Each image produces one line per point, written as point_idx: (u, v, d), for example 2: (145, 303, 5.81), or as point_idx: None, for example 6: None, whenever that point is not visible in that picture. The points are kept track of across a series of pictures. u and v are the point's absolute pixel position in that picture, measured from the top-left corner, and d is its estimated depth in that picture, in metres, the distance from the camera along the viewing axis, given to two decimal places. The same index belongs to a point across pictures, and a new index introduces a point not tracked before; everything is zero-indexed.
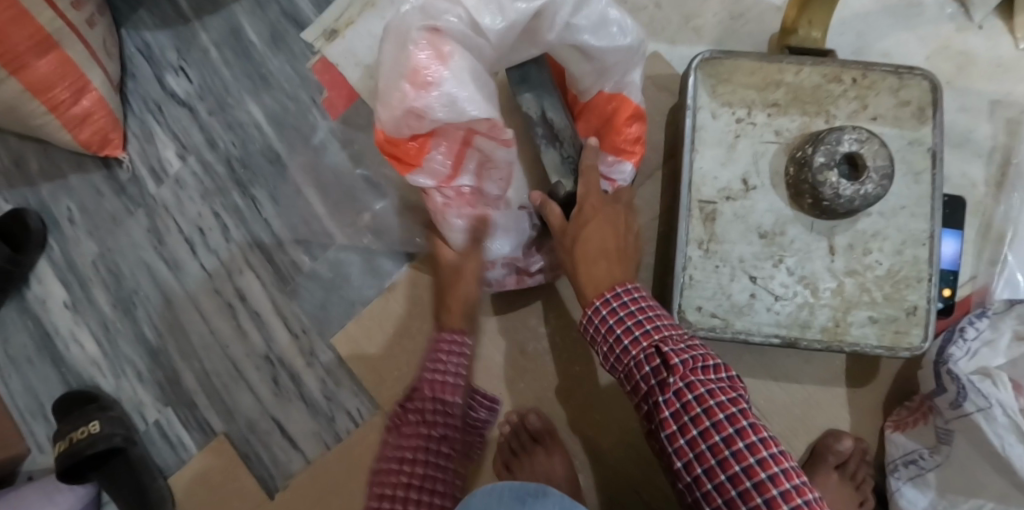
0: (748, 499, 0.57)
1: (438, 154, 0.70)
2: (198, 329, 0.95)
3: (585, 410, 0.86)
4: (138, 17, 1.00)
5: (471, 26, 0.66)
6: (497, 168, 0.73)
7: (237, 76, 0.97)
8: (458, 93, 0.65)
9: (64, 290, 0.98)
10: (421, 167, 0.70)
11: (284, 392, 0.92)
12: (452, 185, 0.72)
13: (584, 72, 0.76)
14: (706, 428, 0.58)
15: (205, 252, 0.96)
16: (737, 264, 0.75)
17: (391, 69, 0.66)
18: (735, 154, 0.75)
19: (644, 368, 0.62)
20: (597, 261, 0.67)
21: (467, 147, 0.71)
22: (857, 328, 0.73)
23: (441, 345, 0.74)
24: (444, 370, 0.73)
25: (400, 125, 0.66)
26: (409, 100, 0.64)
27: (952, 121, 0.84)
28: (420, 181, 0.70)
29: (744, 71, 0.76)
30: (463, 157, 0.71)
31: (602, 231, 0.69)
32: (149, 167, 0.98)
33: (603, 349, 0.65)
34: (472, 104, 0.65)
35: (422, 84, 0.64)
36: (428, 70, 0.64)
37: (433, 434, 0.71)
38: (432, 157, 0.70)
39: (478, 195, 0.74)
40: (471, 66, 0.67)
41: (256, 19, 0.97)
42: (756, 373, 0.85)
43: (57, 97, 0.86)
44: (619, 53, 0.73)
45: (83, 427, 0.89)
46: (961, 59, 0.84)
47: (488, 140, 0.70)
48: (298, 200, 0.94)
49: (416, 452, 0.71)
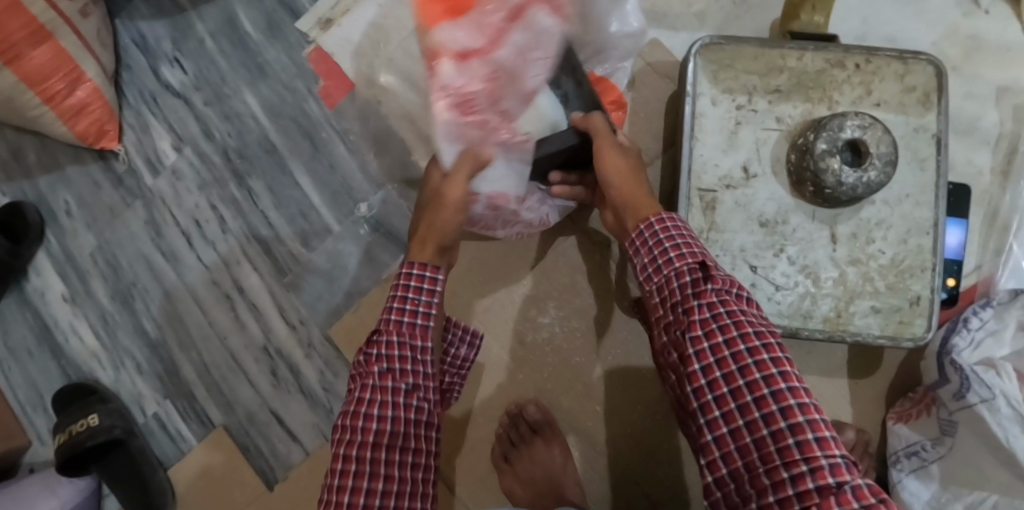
0: (771, 423, 0.52)
1: (488, 14, 0.63)
2: (196, 321, 0.95)
3: (583, 401, 0.86)
4: (133, 7, 0.99)
5: None
6: (539, 51, 0.65)
7: (233, 66, 0.96)
8: None
9: (63, 282, 0.98)
10: (457, 17, 0.63)
11: (283, 384, 0.92)
12: (484, 60, 0.64)
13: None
14: (739, 351, 0.54)
15: (203, 243, 0.95)
16: (738, 253, 0.73)
17: None
18: (736, 142, 0.74)
19: (685, 276, 0.57)
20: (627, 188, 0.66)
21: (518, 16, 0.64)
22: (860, 318, 0.72)
23: (401, 283, 0.63)
24: (411, 312, 0.62)
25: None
26: None
27: (957, 107, 0.82)
28: (452, 32, 0.62)
29: (745, 57, 0.75)
30: (508, 28, 0.64)
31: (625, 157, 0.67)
32: (147, 158, 0.97)
33: (645, 261, 0.61)
34: None
35: None
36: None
37: (403, 385, 0.59)
38: (477, 13, 0.63)
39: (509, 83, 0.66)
40: None
41: (252, 8, 0.96)
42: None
43: (52, 88, 0.86)
44: (623, 34, 0.73)
45: (82, 420, 0.88)
46: (967, 45, 0.83)
47: (542, 11, 0.64)
48: (296, 190, 0.94)
49: (385, 407, 0.58)
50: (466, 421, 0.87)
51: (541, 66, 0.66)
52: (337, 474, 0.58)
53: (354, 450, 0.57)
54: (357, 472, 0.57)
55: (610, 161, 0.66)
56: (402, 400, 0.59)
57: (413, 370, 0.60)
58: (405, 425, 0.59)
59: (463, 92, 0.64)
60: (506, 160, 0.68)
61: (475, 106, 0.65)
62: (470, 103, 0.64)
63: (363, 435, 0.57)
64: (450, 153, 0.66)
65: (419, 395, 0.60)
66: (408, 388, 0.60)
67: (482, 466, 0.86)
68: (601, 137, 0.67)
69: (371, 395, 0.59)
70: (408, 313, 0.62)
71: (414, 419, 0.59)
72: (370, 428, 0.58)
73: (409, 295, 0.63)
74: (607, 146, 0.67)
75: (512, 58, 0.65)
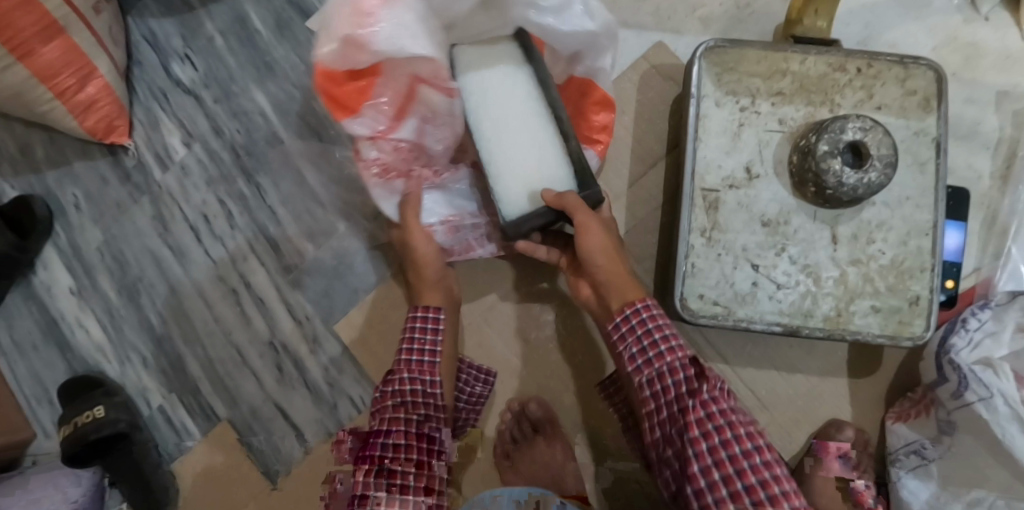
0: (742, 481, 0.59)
1: (382, 103, 0.71)
2: (202, 315, 0.96)
3: (585, 397, 0.86)
4: (144, 5, 1.00)
5: None
6: (439, 121, 0.73)
7: (242, 64, 0.97)
8: (402, 35, 0.63)
9: (69, 276, 0.98)
10: (357, 111, 0.71)
11: (288, 378, 0.93)
12: (389, 137, 0.73)
13: (518, 119, 0.72)
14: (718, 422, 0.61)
15: (210, 238, 0.96)
16: (740, 252, 0.75)
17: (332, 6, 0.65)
18: (739, 144, 0.75)
19: (678, 373, 0.64)
20: (611, 262, 0.72)
21: (411, 96, 0.71)
22: (860, 317, 0.73)
23: (415, 323, 0.76)
24: (420, 350, 0.74)
25: (339, 59, 0.66)
26: (348, 31, 0.63)
27: (957, 112, 0.83)
28: (354, 127, 0.71)
29: (749, 60, 0.76)
30: (406, 107, 0.72)
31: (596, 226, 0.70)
32: (155, 154, 0.98)
33: (633, 348, 0.67)
34: (411, 41, 0.64)
35: (365, 15, 0.63)
36: (371, 2, 0.63)
37: (414, 417, 0.70)
38: (373, 103, 0.71)
39: (416, 148, 0.76)
40: (418, 11, 0.65)
41: (261, 7, 0.97)
42: (761, 363, 0.85)
43: (63, 84, 0.87)
44: (577, 34, 0.71)
45: (88, 412, 0.89)
46: (967, 52, 0.84)
47: (431, 89, 0.70)
48: (303, 188, 0.95)
49: (398, 437, 0.68)
50: None
51: (445, 131, 0.74)
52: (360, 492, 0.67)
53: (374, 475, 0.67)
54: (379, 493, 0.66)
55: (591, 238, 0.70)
56: (413, 429, 0.69)
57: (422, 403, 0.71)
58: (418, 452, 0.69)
59: (378, 163, 0.75)
60: (442, 191, 0.81)
61: (393, 169, 0.76)
62: (388, 169, 0.76)
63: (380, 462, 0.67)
64: (390, 207, 0.78)
65: (429, 425, 0.71)
66: (419, 419, 0.70)
67: (482, 461, 0.87)
68: (579, 215, 0.69)
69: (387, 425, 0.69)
70: (416, 350, 0.74)
71: (426, 445, 0.69)
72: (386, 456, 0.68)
73: (416, 334, 0.75)
74: (584, 216, 0.69)
75: (414, 132, 0.74)
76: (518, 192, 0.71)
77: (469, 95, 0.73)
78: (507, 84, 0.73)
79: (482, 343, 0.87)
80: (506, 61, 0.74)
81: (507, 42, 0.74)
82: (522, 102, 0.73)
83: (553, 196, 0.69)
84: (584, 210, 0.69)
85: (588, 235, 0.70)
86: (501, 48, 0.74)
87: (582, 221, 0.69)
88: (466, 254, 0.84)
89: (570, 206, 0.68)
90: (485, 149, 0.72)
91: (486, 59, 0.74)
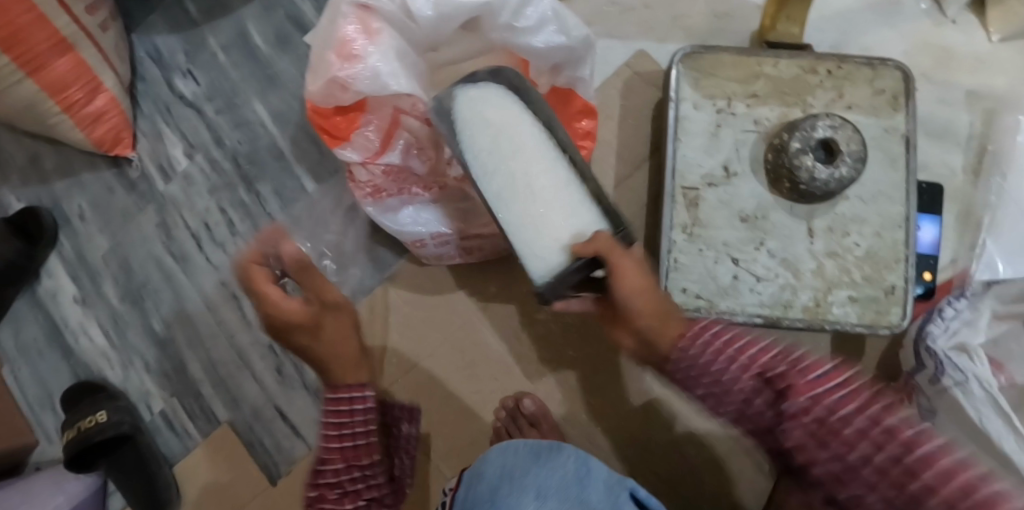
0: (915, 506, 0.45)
1: (368, 133, 0.73)
2: (204, 320, 0.98)
3: (579, 392, 0.89)
4: (149, 23, 1.04)
5: (403, 10, 0.70)
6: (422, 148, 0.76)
7: (243, 77, 1.01)
8: (385, 70, 0.68)
9: (74, 283, 1.01)
10: (345, 141, 0.72)
11: (288, 380, 0.96)
12: (378, 161, 0.74)
13: (534, 168, 0.65)
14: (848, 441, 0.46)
15: (212, 245, 0.99)
16: (721, 247, 0.77)
17: (322, 43, 0.70)
18: (717, 143, 0.78)
19: (757, 399, 0.50)
20: (655, 304, 0.57)
21: (396, 124, 0.74)
22: (838, 307, 0.76)
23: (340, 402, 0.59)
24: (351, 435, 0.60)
25: (327, 98, 0.70)
26: (335, 71, 0.67)
27: (929, 111, 0.87)
28: (344, 155, 0.73)
29: (725, 64, 0.79)
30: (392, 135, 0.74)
31: (631, 264, 0.58)
32: (159, 164, 1.01)
33: (700, 392, 0.53)
34: (392, 78, 0.69)
35: (350, 55, 0.68)
36: (356, 43, 0.68)
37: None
38: (360, 133, 0.72)
39: (405, 171, 0.76)
40: (399, 47, 0.71)
41: (262, 23, 1.01)
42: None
43: (72, 97, 0.91)
44: (552, 47, 0.74)
45: (92, 415, 0.92)
46: (938, 53, 0.88)
47: (413, 117, 0.74)
48: (301, 195, 0.98)
49: None
50: (464, 411, 0.89)
51: (428, 154, 0.76)
52: None
53: None
54: None
55: (627, 281, 0.57)
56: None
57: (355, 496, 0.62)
58: None
59: (369, 184, 0.76)
60: (434, 205, 0.80)
61: (385, 190, 0.77)
62: (380, 189, 0.77)
63: None
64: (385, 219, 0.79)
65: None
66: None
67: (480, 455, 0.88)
68: (615, 258, 0.58)
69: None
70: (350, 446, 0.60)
71: None
72: None
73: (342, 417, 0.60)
74: (619, 256, 0.58)
75: (400, 157, 0.75)
76: (547, 247, 0.63)
77: (473, 149, 0.66)
78: (512, 130, 0.66)
79: (477, 339, 0.91)
80: (506, 107, 0.67)
81: (501, 88, 0.68)
82: (535, 148, 0.66)
83: (586, 246, 0.59)
84: (620, 252, 0.58)
85: (622, 276, 0.57)
86: (495, 95, 0.68)
87: (617, 260, 0.58)
88: (451, 257, 0.86)
89: (609, 251, 0.58)
90: (502, 206, 0.65)
91: (483, 107, 0.67)
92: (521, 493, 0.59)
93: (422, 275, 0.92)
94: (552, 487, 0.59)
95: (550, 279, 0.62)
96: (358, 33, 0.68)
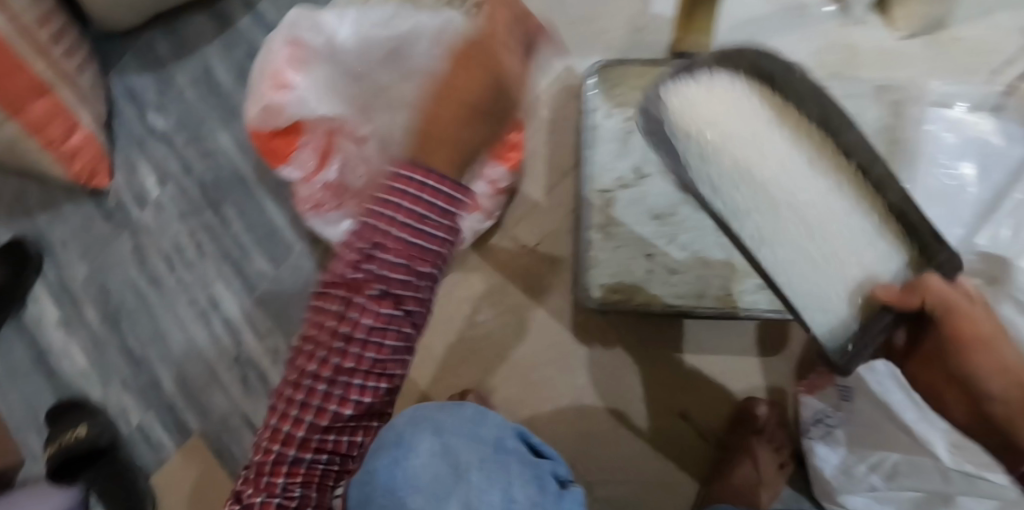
0: None
1: (305, 153, 0.81)
2: (176, 337, 1.05)
3: (521, 387, 0.92)
4: (124, 63, 1.12)
5: (329, 43, 0.78)
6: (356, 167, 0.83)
7: (209, 109, 1.09)
8: (313, 97, 0.79)
9: (57, 308, 1.08)
10: (285, 161, 0.81)
11: (253, 389, 1.02)
12: (316, 178, 0.82)
13: (814, 195, 0.65)
14: None
15: (182, 266, 1.06)
16: (636, 244, 0.83)
17: (258, 74, 0.79)
18: (628, 147, 0.84)
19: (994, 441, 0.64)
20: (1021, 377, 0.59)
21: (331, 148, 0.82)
22: (749, 294, 0.80)
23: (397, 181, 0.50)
24: (400, 222, 0.50)
25: (263, 121, 0.79)
26: (271, 98, 0.77)
27: (841, 106, 0.91)
28: (286, 173, 0.81)
29: (630, 77, 0.85)
30: (327, 154, 0.82)
31: (986, 325, 0.60)
32: (134, 193, 1.09)
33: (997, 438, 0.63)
34: (316, 100, 0.80)
35: (282, 84, 0.77)
36: (288, 74, 0.77)
37: (365, 333, 0.52)
38: (298, 152, 0.81)
39: (339, 188, 0.82)
40: (328, 76, 0.80)
41: (225, 60, 1.10)
42: (689, 341, 0.91)
43: (51, 134, 0.98)
44: None
45: (71, 431, 0.99)
46: (845, 52, 0.94)
47: (347, 139, 0.81)
48: (262, 215, 1.05)
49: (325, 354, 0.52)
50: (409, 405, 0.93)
51: None
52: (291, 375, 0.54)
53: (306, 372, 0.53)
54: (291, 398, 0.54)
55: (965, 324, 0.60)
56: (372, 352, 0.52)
57: (405, 294, 0.52)
58: (332, 367, 0.52)
59: (310, 199, 0.83)
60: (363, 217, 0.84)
61: (324, 204, 0.83)
62: (320, 203, 0.83)
63: (306, 379, 0.53)
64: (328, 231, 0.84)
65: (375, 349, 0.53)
66: (397, 316, 0.53)
67: None
68: (975, 338, 0.60)
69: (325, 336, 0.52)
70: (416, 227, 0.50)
71: (351, 365, 0.52)
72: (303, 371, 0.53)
73: (401, 198, 0.50)
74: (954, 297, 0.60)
75: (337, 172, 0.82)
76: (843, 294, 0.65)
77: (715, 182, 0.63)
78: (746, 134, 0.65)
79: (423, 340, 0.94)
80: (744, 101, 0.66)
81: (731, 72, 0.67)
82: (785, 150, 0.66)
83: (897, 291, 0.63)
84: (961, 297, 0.60)
85: (998, 353, 0.60)
86: (732, 100, 0.65)
87: (987, 344, 0.60)
88: None
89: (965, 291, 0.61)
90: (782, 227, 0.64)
91: (736, 120, 0.65)
92: (422, 428, 0.61)
93: None
94: (450, 425, 0.63)
95: (854, 343, 0.65)
96: (289, 65, 0.78)
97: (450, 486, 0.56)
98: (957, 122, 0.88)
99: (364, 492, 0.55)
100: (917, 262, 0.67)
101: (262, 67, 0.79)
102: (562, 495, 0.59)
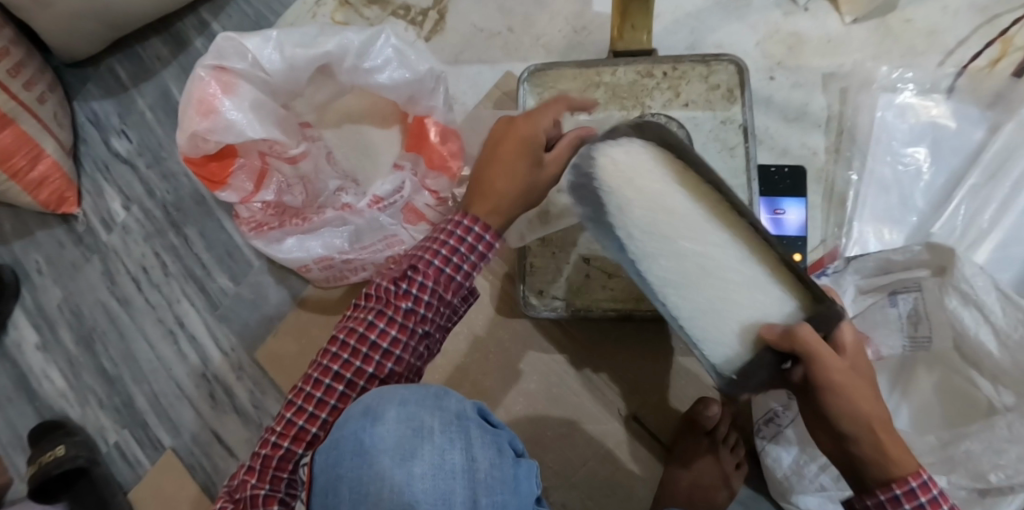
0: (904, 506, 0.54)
1: (241, 177, 0.82)
2: (147, 356, 1.07)
3: (475, 395, 0.92)
4: (87, 90, 1.15)
5: (254, 66, 0.79)
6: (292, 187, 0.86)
7: (168, 131, 1.11)
8: (241, 120, 0.78)
9: (35, 333, 1.11)
10: (222, 185, 0.81)
11: (220, 404, 1.04)
12: (254, 200, 0.83)
13: (722, 261, 0.55)
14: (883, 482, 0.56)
15: (149, 286, 1.08)
16: (574, 249, 0.86)
17: (184, 100, 0.78)
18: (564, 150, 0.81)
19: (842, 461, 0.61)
20: (887, 431, 0.55)
21: (265, 171, 0.84)
22: None
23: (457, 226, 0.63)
24: (455, 264, 0.63)
25: (193, 148, 0.79)
26: (196, 124, 0.77)
27: (787, 97, 0.90)
28: (224, 196, 0.82)
29: (565, 78, 0.87)
30: (264, 177, 0.84)
31: (864, 383, 0.55)
32: (101, 217, 1.12)
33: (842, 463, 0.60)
34: (249, 127, 0.79)
35: (209, 111, 0.77)
36: (215, 100, 0.78)
37: (398, 353, 0.63)
38: (234, 174, 0.82)
39: (280, 207, 0.85)
40: (255, 100, 0.80)
41: (182, 82, 1.12)
42: (653, 345, 0.91)
43: (17, 165, 1.01)
44: (396, 84, 0.82)
45: (51, 451, 1.02)
46: (790, 41, 0.91)
47: (277, 159, 0.85)
48: (223, 234, 1.07)
49: (354, 358, 0.62)
50: None
51: (298, 189, 0.87)
52: (316, 371, 0.63)
53: (331, 370, 0.62)
54: (310, 394, 0.62)
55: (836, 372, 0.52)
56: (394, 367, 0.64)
57: (431, 319, 0.64)
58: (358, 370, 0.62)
59: (252, 220, 0.85)
60: (315, 235, 0.85)
61: (270, 224, 0.85)
62: (261, 224, 0.85)
63: (332, 379, 0.62)
64: (275, 249, 0.85)
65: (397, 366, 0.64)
66: (421, 335, 0.64)
67: None
68: (848, 388, 0.53)
69: (359, 344, 0.62)
70: (453, 264, 0.63)
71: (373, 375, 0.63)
72: (329, 369, 0.62)
73: (455, 244, 0.62)
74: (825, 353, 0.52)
75: (274, 195, 0.84)
76: (730, 335, 0.55)
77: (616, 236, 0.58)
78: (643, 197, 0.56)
79: None
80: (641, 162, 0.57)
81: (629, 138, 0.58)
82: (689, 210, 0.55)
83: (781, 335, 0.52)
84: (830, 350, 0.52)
85: (844, 398, 0.54)
86: (644, 159, 0.56)
87: (844, 393, 0.54)
88: (342, 279, 0.92)
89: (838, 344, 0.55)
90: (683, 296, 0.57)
91: (636, 177, 0.56)
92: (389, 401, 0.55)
93: (326, 297, 1.02)
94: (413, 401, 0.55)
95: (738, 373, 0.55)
96: (216, 91, 0.78)
97: (416, 447, 0.52)
98: (906, 108, 0.86)
99: (331, 456, 0.53)
100: (808, 300, 0.55)
101: (189, 90, 0.78)
102: (518, 461, 0.56)
